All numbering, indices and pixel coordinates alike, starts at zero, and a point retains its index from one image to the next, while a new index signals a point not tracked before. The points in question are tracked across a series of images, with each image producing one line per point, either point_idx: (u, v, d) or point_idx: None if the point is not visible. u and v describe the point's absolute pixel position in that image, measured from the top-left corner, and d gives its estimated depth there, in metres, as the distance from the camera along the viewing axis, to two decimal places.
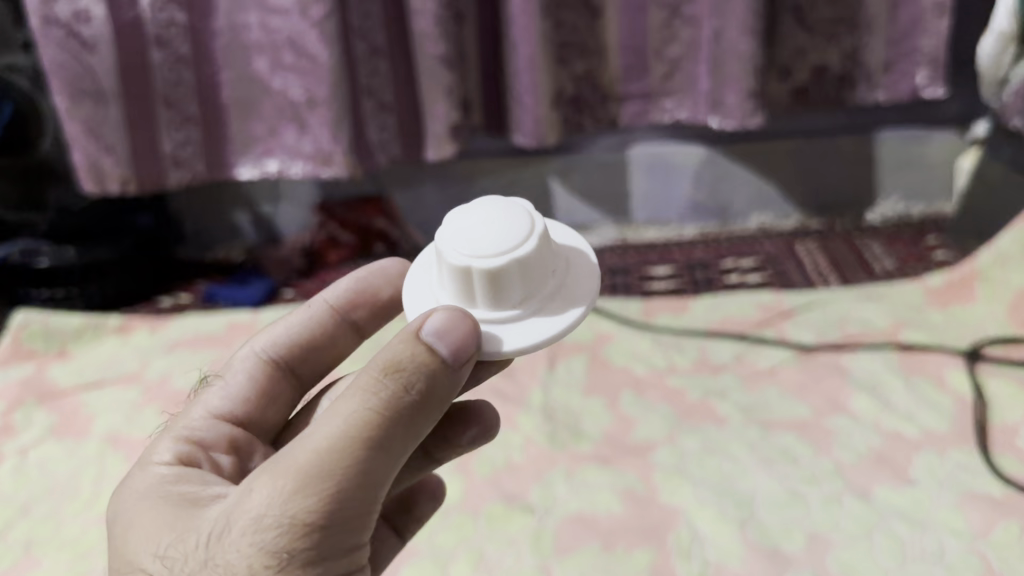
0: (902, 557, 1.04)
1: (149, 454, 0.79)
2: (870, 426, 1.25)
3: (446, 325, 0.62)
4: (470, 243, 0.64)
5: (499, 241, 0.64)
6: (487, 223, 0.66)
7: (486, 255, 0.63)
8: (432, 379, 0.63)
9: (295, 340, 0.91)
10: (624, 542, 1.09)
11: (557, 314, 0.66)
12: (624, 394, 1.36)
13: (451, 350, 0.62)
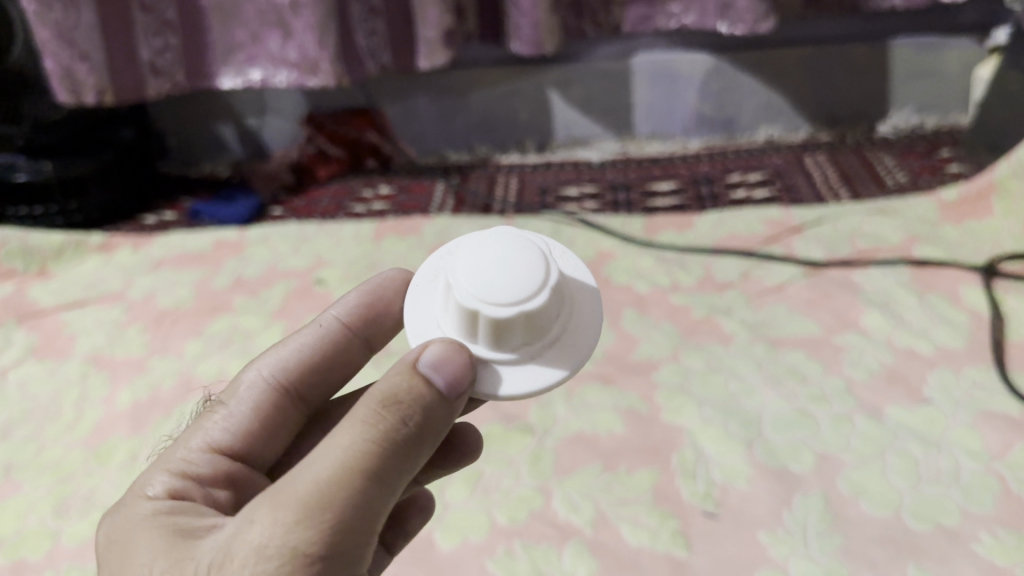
0: (916, 478, 0.99)
1: (137, 492, 0.67)
2: (881, 343, 1.21)
3: (444, 356, 0.57)
4: (483, 281, 0.57)
5: (513, 286, 0.57)
6: (505, 260, 0.58)
7: (497, 300, 0.56)
8: (429, 412, 0.58)
9: (300, 363, 0.78)
10: (626, 463, 1.04)
11: (556, 362, 0.61)
12: (626, 312, 1.31)
13: (444, 380, 0.57)
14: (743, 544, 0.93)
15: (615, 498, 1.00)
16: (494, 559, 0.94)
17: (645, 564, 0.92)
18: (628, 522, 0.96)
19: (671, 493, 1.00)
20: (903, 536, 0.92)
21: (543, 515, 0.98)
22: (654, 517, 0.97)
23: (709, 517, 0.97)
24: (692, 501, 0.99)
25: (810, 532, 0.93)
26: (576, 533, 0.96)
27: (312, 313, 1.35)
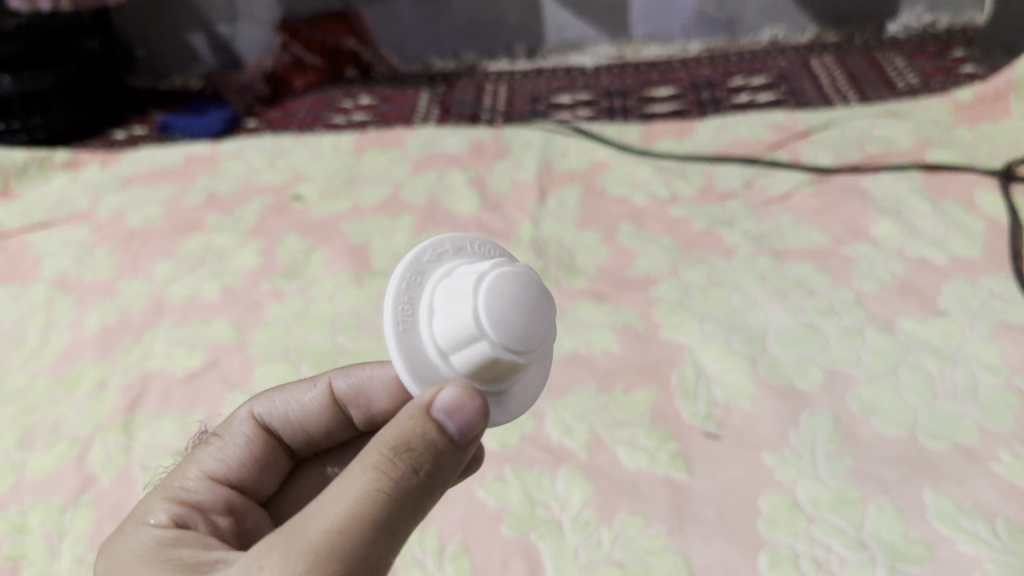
0: (931, 395, 0.93)
1: (140, 516, 0.62)
2: (893, 254, 1.14)
3: (457, 401, 0.52)
4: (513, 332, 0.52)
5: (536, 328, 0.53)
6: (524, 305, 0.53)
7: (527, 348, 0.53)
8: (440, 461, 0.53)
9: (295, 416, 0.73)
10: (623, 384, 0.98)
11: (533, 379, 0.61)
12: (622, 226, 1.24)
13: (460, 427, 0.52)
14: (747, 466, 0.88)
15: (612, 421, 0.94)
16: (484, 487, 0.88)
17: (644, 489, 0.86)
18: (625, 446, 0.91)
19: (671, 415, 0.94)
20: (918, 456, 0.86)
21: (536, 439, 0.92)
22: (652, 440, 0.91)
23: (711, 438, 0.91)
24: (693, 422, 0.93)
25: (819, 453, 0.88)
26: (571, 459, 0.90)
27: (289, 231, 1.27)
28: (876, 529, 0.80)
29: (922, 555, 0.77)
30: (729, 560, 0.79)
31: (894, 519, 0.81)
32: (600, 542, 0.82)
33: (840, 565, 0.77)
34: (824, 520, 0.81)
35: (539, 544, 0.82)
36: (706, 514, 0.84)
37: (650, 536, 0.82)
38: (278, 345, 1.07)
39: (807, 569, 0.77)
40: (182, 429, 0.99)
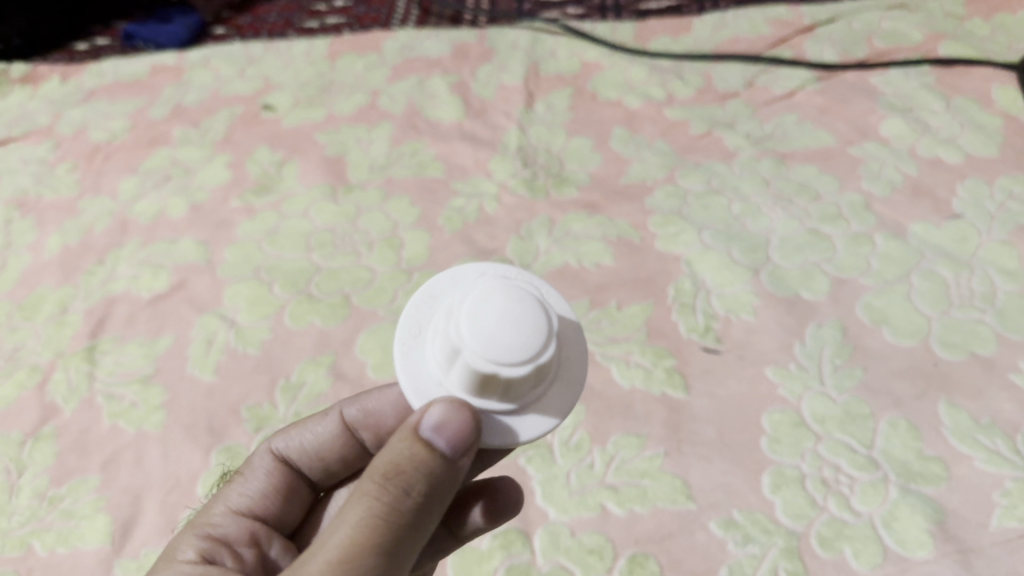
0: (946, 303, 0.87)
1: (169, 551, 0.58)
2: (904, 154, 1.06)
3: (445, 417, 0.46)
4: (499, 340, 0.45)
5: (529, 340, 0.45)
6: (514, 314, 0.45)
7: (518, 359, 0.45)
8: (436, 479, 0.48)
9: (316, 450, 0.68)
10: (616, 299, 0.92)
11: (559, 390, 0.50)
12: (615, 131, 1.16)
13: (450, 444, 0.46)
14: (749, 382, 0.82)
15: (604, 338, 0.88)
16: None
17: (639, 409, 0.81)
18: (619, 364, 0.85)
19: (667, 330, 0.88)
20: (932, 368, 0.81)
21: None
22: (648, 357, 0.85)
23: (711, 353, 0.85)
24: (691, 337, 0.87)
25: (826, 367, 0.82)
26: None
27: (260, 143, 1.19)
28: (888, 447, 0.75)
29: (937, 474, 0.72)
30: (731, 483, 0.74)
31: (907, 436, 0.75)
32: (593, 466, 0.77)
33: (850, 486, 0.72)
34: (831, 438, 0.76)
35: (527, 470, 0.77)
36: (706, 434, 0.78)
37: (646, 459, 0.77)
38: (249, 265, 1.01)
39: (814, 491, 0.72)
40: (148, 355, 0.93)
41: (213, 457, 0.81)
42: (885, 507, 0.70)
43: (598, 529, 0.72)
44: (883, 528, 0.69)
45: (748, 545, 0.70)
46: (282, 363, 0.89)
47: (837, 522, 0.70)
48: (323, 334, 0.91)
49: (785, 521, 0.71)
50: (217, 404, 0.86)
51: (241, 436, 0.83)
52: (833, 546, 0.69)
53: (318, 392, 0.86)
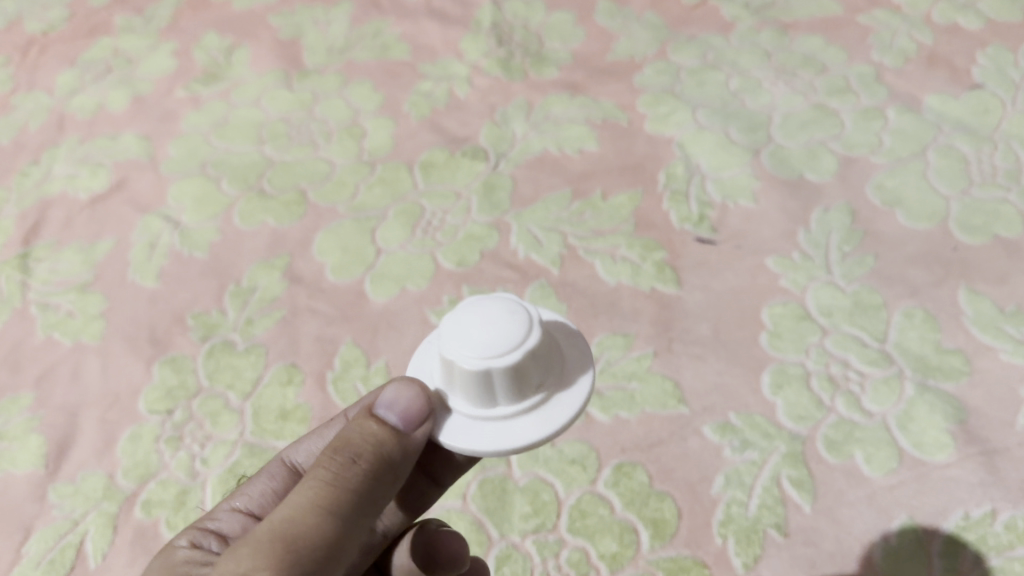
0: (967, 182, 0.78)
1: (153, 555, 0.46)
2: (918, 20, 0.95)
3: (398, 391, 0.42)
4: (469, 334, 0.40)
5: (495, 342, 0.39)
6: (496, 318, 0.40)
7: (472, 355, 0.39)
8: (389, 456, 0.42)
9: None
10: (601, 187, 0.82)
11: (528, 420, 0.40)
12: (599, 5, 1.04)
13: (402, 419, 0.41)
14: (748, 273, 0.74)
15: (587, 229, 0.79)
16: (436, 313, 0.74)
17: (626, 306, 0.73)
18: (604, 258, 0.76)
19: (657, 219, 0.79)
20: (951, 253, 0.72)
21: (498, 255, 0.77)
22: (636, 250, 0.76)
23: (706, 244, 0.76)
24: (684, 227, 0.78)
25: (834, 255, 0.74)
26: (540, 276, 0.76)
27: (208, 29, 1.08)
28: (902, 341, 0.67)
29: (957, 368, 0.65)
30: (728, 384, 0.67)
31: (923, 328, 0.68)
32: None
33: (859, 384, 0.65)
34: (839, 332, 0.68)
35: None
36: (700, 331, 0.70)
37: (633, 360, 0.69)
38: (196, 162, 0.92)
39: (820, 390, 0.65)
40: (86, 261, 0.84)
41: (156, 370, 0.73)
42: (899, 407, 0.63)
43: (581, 437, 0.65)
44: (897, 429, 0.62)
45: (746, 451, 0.63)
46: (233, 266, 0.80)
47: (846, 424, 0.63)
48: (276, 234, 0.82)
49: (788, 424, 0.63)
50: (162, 313, 0.78)
51: (186, 346, 0.75)
52: (841, 450, 0.62)
53: (272, 296, 0.77)
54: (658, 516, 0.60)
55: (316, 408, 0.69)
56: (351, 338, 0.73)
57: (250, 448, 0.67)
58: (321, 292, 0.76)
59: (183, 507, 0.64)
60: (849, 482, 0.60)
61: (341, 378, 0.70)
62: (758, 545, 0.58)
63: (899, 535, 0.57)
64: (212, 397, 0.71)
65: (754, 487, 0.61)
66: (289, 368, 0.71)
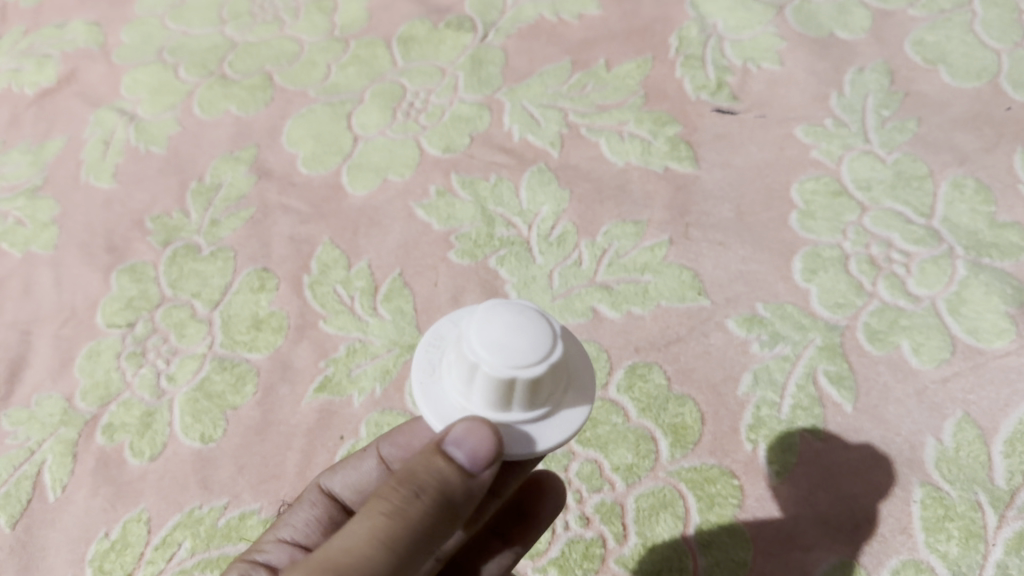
0: (1020, 33, 0.68)
1: None
2: None
3: (468, 428, 0.32)
4: (508, 345, 0.33)
5: (537, 339, 0.33)
6: (520, 321, 0.33)
7: (531, 362, 0.32)
8: (454, 497, 0.33)
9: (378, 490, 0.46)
10: (604, 56, 0.73)
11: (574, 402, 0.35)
12: None
13: (470, 454, 0.32)
14: (774, 146, 0.65)
15: (590, 104, 0.70)
16: (423, 206, 0.66)
17: (636, 189, 0.64)
18: (611, 136, 0.67)
19: (670, 90, 0.70)
20: (1004, 114, 0.63)
21: (490, 139, 0.69)
22: (646, 125, 0.68)
23: (725, 114, 0.67)
24: (699, 97, 0.69)
25: (871, 121, 0.65)
26: (539, 159, 0.67)
27: None
28: (951, 215, 0.59)
29: (1014, 244, 0.57)
30: (754, 272, 0.59)
31: (974, 200, 0.60)
32: (580, 263, 0.61)
33: (904, 266, 0.57)
34: (880, 208, 0.60)
35: (499, 273, 0.62)
36: (721, 214, 0.62)
37: (646, 250, 0.61)
38: (150, 48, 0.82)
39: (860, 274, 0.57)
40: (34, 162, 0.76)
41: (114, 279, 0.66)
42: (951, 290, 0.56)
43: (590, 337, 0.58)
44: (948, 316, 0.55)
45: (777, 346, 0.55)
46: (196, 163, 0.72)
47: (890, 311, 0.55)
48: (242, 125, 0.73)
49: (824, 313, 0.56)
50: (119, 217, 0.70)
51: (147, 252, 0.67)
52: (885, 340, 0.54)
53: (239, 194, 0.68)
54: (678, 423, 0.53)
55: (292, 315, 0.61)
56: (329, 237, 0.65)
57: (221, 362, 0.60)
58: (293, 186, 0.68)
59: (148, 430, 0.58)
60: (895, 376, 0.53)
61: (319, 281, 0.63)
62: (793, 451, 0.51)
63: (953, 433, 0.50)
64: (176, 307, 0.63)
65: (786, 386, 0.54)
66: (261, 272, 0.64)
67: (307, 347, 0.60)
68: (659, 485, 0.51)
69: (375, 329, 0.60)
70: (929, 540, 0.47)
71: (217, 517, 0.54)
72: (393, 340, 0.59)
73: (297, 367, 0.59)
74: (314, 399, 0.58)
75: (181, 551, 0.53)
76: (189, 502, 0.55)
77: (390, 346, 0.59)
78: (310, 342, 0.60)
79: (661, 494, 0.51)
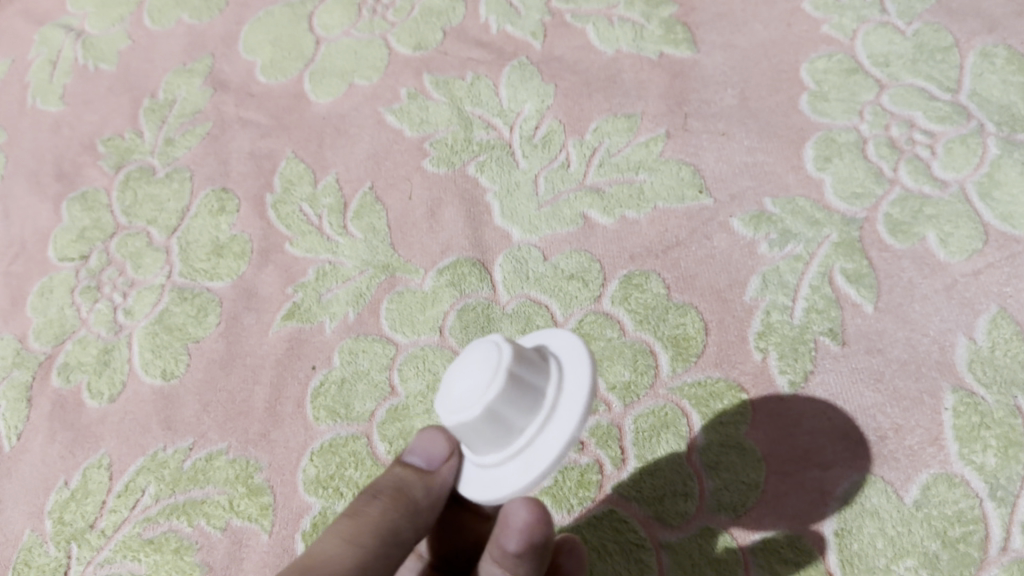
0: None
1: None
2: None
3: (423, 441, 0.37)
4: (449, 379, 0.34)
5: (465, 391, 0.33)
6: (474, 365, 0.33)
7: (450, 408, 0.33)
8: (413, 497, 0.36)
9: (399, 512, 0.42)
10: None
11: (519, 465, 0.33)
12: None
13: (425, 455, 0.37)
14: (780, 22, 0.58)
15: None
16: (393, 111, 0.60)
17: (627, 79, 0.58)
18: (598, 22, 0.61)
19: None
20: None
21: (464, 33, 0.62)
22: (638, 7, 0.61)
23: None
24: None
25: None
26: (519, 52, 0.61)
27: None
28: (980, 88, 0.53)
29: None
30: (761, 164, 0.53)
31: (1008, 70, 0.53)
32: (568, 165, 0.55)
33: (928, 148, 0.51)
34: (899, 85, 0.54)
35: (479, 181, 0.56)
36: (723, 101, 0.56)
37: (639, 146, 0.55)
38: None
39: (880, 160, 0.52)
40: None
41: (64, 209, 0.61)
42: (981, 173, 0.50)
43: (580, 247, 0.52)
44: (979, 202, 0.49)
45: (787, 246, 0.50)
46: (148, 79, 0.66)
47: (914, 200, 0.50)
48: (196, 35, 0.67)
49: (840, 206, 0.50)
50: (67, 141, 0.64)
51: (98, 178, 0.62)
52: (909, 232, 0.49)
53: (194, 109, 0.63)
54: (680, 334, 0.48)
55: (255, 239, 0.56)
56: (292, 152, 0.59)
57: (180, 292, 0.55)
58: (252, 98, 0.62)
59: (106, 369, 0.53)
60: (921, 272, 0.47)
61: (282, 200, 0.57)
62: (808, 359, 0.46)
63: (988, 331, 0.45)
64: (131, 236, 0.58)
65: (799, 288, 0.48)
66: (220, 193, 0.58)
67: (272, 272, 0.55)
68: (660, 403, 0.46)
69: (345, 250, 0.54)
70: (964, 451, 0.42)
71: (183, 459, 0.50)
72: (365, 261, 0.54)
73: (262, 294, 0.54)
74: (282, 328, 0.53)
75: (146, 498, 0.49)
76: (152, 445, 0.50)
77: (363, 267, 0.54)
78: (276, 267, 0.55)
79: (662, 414, 0.46)
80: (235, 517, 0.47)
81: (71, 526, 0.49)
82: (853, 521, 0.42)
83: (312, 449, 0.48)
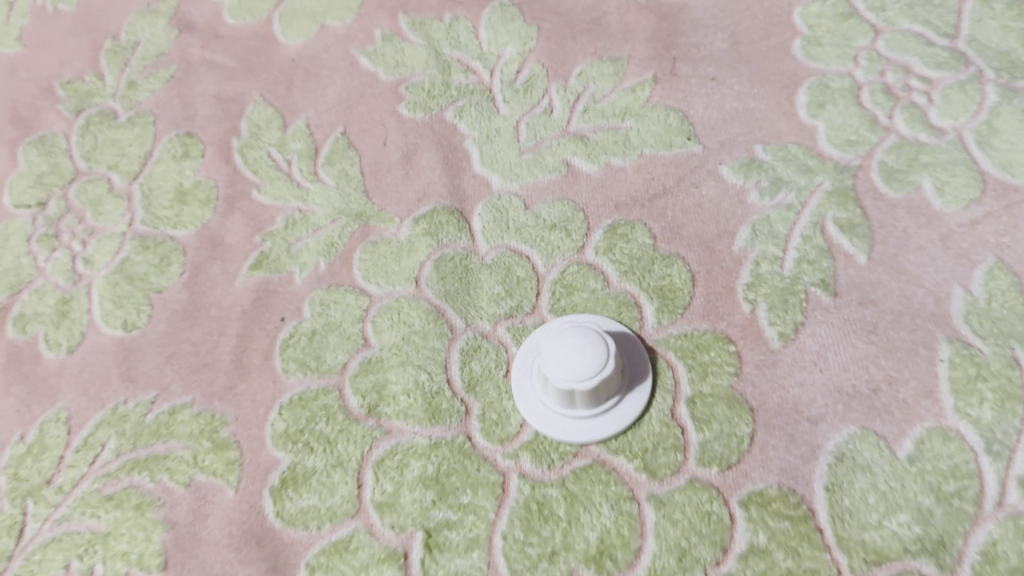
0: None
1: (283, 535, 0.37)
2: None
3: None
4: (563, 363, 0.39)
5: (584, 350, 0.39)
6: (581, 342, 0.40)
7: (585, 378, 0.39)
8: None
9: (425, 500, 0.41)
10: None
11: (590, 375, 0.39)
12: None
13: None
14: None
15: None
16: (367, 53, 0.57)
17: (613, 22, 0.56)
18: None
19: None
20: None
21: None
22: None
23: None
24: None
25: None
26: None
27: None
28: (978, 35, 0.51)
29: None
30: (752, 110, 0.51)
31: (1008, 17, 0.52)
32: (551, 111, 0.53)
33: (924, 95, 0.50)
34: (895, 30, 0.52)
35: (458, 127, 0.54)
36: (711, 45, 0.54)
37: (624, 92, 0.53)
38: None
39: (875, 107, 0.50)
40: None
41: (20, 154, 0.58)
42: (978, 120, 0.48)
43: (563, 195, 0.50)
44: (976, 150, 0.47)
45: (778, 194, 0.48)
46: (109, 19, 0.63)
47: (909, 147, 0.48)
48: None
49: (832, 153, 0.49)
50: (23, 84, 0.61)
51: (57, 122, 0.59)
52: (903, 180, 0.47)
53: (158, 52, 0.60)
54: (665, 285, 0.46)
55: (221, 185, 0.54)
56: (260, 96, 0.57)
57: (142, 240, 0.53)
58: (218, 40, 0.60)
59: (64, 320, 0.51)
60: (916, 222, 0.46)
61: (250, 145, 0.55)
62: (798, 310, 0.44)
63: (984, 282, 0.44)
64: (91, 182, 0.55)
65: (790, 238, 0.46)
66: (184, 139, 0.56)
67: (238, 220, 0.52)
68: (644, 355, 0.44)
69: (316, 198, 0.52)
70: (959, 404, 0.41)
71: (144, 413, 0.47)
72: (338, 209, 0.51)
73: (228, 244, 0.52)
74: (248, 278, 0.50)
75: (106, 453, 0.46)
76: (111, 399, 0.48)
77: (335, 216, 0.51)
78: (242, 215, 0.52)
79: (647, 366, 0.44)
80: (199, 472, 0.45)
81: (26, 482, 0.46)
82: (843, 476, 0.40)
83: (281, 402, 0.46)
